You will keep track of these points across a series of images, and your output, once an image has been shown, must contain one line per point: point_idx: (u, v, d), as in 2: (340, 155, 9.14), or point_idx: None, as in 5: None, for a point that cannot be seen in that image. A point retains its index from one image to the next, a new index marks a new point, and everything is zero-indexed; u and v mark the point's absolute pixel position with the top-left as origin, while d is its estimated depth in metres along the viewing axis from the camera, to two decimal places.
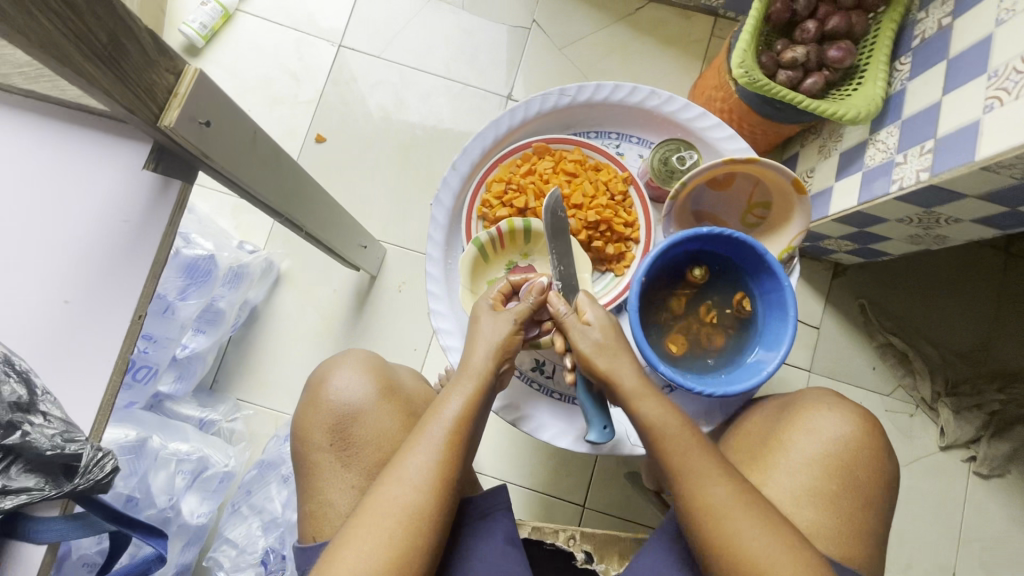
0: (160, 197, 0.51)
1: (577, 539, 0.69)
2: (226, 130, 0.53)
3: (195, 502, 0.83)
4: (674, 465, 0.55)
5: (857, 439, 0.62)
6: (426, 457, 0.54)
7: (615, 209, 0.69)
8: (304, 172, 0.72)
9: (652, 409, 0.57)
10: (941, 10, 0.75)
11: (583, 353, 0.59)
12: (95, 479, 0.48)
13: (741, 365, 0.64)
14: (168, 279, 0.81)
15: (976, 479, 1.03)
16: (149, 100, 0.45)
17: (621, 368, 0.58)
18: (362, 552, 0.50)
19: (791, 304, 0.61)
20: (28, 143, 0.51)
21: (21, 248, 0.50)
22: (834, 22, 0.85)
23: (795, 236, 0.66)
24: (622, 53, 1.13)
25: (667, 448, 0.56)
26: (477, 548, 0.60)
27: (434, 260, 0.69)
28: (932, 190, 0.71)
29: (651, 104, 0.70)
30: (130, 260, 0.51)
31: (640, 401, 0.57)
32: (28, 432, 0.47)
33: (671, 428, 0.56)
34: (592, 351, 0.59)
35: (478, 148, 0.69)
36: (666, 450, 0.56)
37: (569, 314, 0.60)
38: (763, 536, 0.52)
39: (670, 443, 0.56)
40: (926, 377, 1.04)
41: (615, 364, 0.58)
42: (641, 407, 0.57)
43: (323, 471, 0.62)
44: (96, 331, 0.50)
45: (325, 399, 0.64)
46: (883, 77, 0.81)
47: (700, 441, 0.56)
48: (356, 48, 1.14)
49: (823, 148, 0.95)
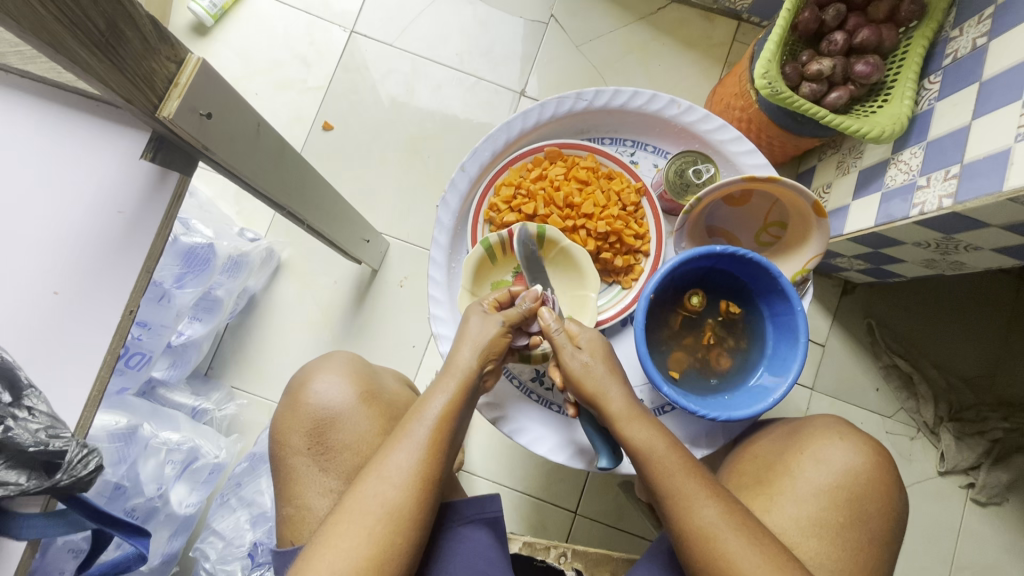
0: (157, 189, 0.49)
1: (569, 557, 0.67)
2: (228, 121, 0.50)
3: (184, 491, 0.83)
4: (662, 485, 0.53)
5: (867, 471, 0.60)
6: (406, 456, 0.52)
7: (626, 220, 0.67)
8: (308, 165, 0.70)
9: (640, 436, 0.55)
10: (977, 29, 0.72)
11: (574, 376, 0.57)
12: (78, 475, 0.47)
13: (746, 389, 0.62)
14: (166, 266, 0.80)
15: (973, 506, 1.02)
16: (148, 89, 0.43)
17: (613, 391, 0.57)
18: (342, 550, 0.49)
19: (802, 330, 0.59)
20: (23, 127, 0.49)
21: (14, 232, 0.48)
22: (863, 36, 0.82)
23: (811, 260, 0.63)
24: (641, 54, 1.10)
25: (654, 467, 0.54)
26: (469, 559, 0.59)
27: (437, 263, 0.67)
28: (954, 217, 0.69)
29: (669, 112, 0.68)
30: (124, 252, 0.49)
31: (625, 423, 0.55)
32: (11, 428, 0.45)
33: (658, 447, 0.54)
34: (581, 375, 0.57)
35: (488, 150, 0.67)
36: (654, 469, 0.54)
37: (560, 333, 0.58)
38: (754, 560, 0.50)
39: (658, 463, 0.54)
40: (930, 402, 1.03)
41: (606, 391, 0.56)
42: (627, 432, 0.55)
43: (301, 474, 0.61)
44: (88, 323, 0.48)
45: (304, 402, 0.62)
46: (910, 95, 0.78)
47: (687, 462, 0.54)
48: (369, 35, 1.11)
49: (842, 164, 0.92)
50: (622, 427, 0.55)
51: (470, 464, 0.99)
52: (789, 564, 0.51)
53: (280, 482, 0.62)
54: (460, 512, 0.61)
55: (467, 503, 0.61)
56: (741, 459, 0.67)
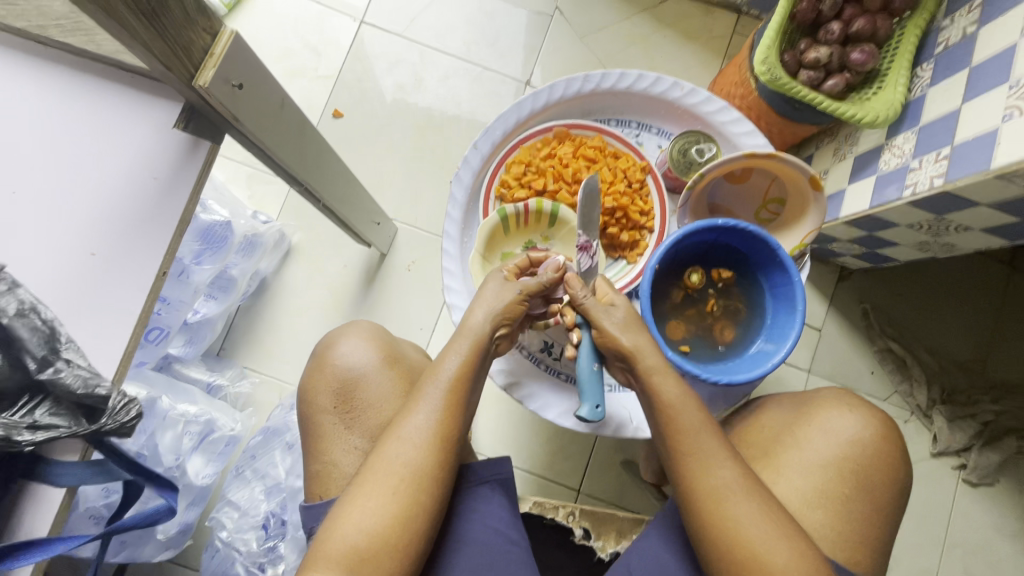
0: (191, 156, 0.52)
1: (576, 516, 0.70)
2: (257, 93, 0.53)
3: (201, 463, 0.85)
4: (685, 443, 0.56)
5: (875, 444, 0.63)
6: (425, 416, 0.55)
7: (632, 197, 0.70)
8: (325, 144, 0.73)
9: (672, 392, 0.57)
10: (967, 18, 0.75)
11: (608, 333, 0.59)
12: (121, 421, 0.50)
13: (747, 356, 0.65)
14: (185, 243, 0.82)
15: (965, 486, 1.05)
16: (186, 58, 0.46)
17: (648, 349, 0.59)
18: (369, 506, 0.52)
19: (800, 300, 0.62)
20: (62, 97, 0.52)
21: (53, 196, 0.51)
22: (858, 25, 0.85)
23: (807, 233, 0.66)
24: (643, 44, 1.13)
25: (679, 426, 0.57)
26: (487, 517, 0.62)
27: (450, 237, 0.70)
28: (945, 197, 0.72)
29: (674, 95, 0.71)
30: (158, 217, 0.51)
31: (659, 377, 0.58)
32: (59, 371, 0.49)
33: (690, 405, 0.57)
34: (617, 331, 0.59)
35: (500, 129, 0.70)
36: (677, 428, 0.57)
37: (589, 299, 0.61)
38: (761, 522, 0.53)
39: (683, 423, 0.57)
40: (923, 385, 1.06)
41: (640, 341, 0.59)
42: (659, 386, 0.58)
43: (328, 432, 0.63)
44: (123, 282, 0.51)
45: (329, 364, 0.65)
46: (904, 82, 0.81)
47: (711, 425, 0.57)
48: (377, 25, 1.14)
49: (838, 151, 0.95)
50: (655, 380, 0.58)
51: (477, 442, 1.01)
52: (793, 531, 0.53)
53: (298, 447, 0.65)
54: (470, 475, 0.63)
55: (483, 464, 0.64)
56: (745, 433, 0.69)
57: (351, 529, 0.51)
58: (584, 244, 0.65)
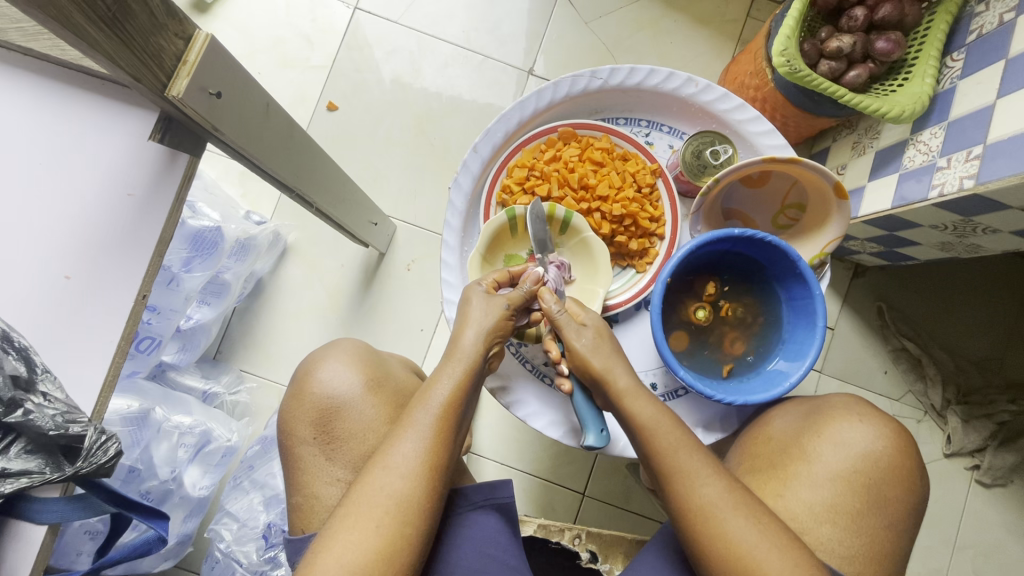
0: (168, 171, 0.49)
1: (583, 539, 0.72)
2: (237, 100, 0.49)
3: (197, 475, 0.83)
4: (667, 460, 0.53)
5: (888, 455, 0.59)
6: (413, 444, 0.52)
7: (641, 202, 0.66)
8: (316, 145, 0.69)
9: (643, 413, 0.55)
10: (1004, 4, 0.70)
11: (579, 354, 0.58)
12: (99, 462, 0.48)
13: (762, 373, 0.62)
14: (174, 249, 0.79)
15: (977, 487, 1.02)
16: (157, 67, 0.42)
17: (621, 370, 0.57)
18: (361, 528, 0.49)
19: (821, 315, 0.58)
20: (27, 107, 0.49)
21: (21, 214, 0.48)
22: (884, 11, 0.79)
23: (828, 242, 0.63)
24: (653, 29, 1.07)
25: (658, 443, 0.54)
26: (482, 546, 0.60)
27: (450, 247, 0.66)
28: (974, 199, 0.68)
29: (687, 91, 0.66)
30: (129, 239, 0.48)
31: (632, 399, 0.56)
32: (30, 411, 0.46)
33: (663, 426, 0.55)
34: (587, 352, 0.57)
35: (502, 129, 0.65)
36: (656, 446, 0.54)
37: (562, 314, 0.59)
38: (756, 535, 0.50)
39: (662, 439, 0.54)
40: (938, 384, 1.02)
41: (611, 361, 0.58)
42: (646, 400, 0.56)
43: (310, 464, 0.61)
44: (101, 306, 0.48)
45: (310, 391, 0.62)
46: (932, 74, 0.76)
47: (690, 442, 0.54)
48: (373, 11, 1.08)
49: (858, 145, 0.90)
50: (635, 399, 0.56)
51: (478, 447, 0.99)
52: (791, 540, 0.50)
53: (286, 474, 0.62)
54: (465, 497, 0.62)
55: (474, 489, 0.62)
56: (754, 440, 0.65)
57: (343, 550, 0.48)
58: (557, 265, 0.63)
